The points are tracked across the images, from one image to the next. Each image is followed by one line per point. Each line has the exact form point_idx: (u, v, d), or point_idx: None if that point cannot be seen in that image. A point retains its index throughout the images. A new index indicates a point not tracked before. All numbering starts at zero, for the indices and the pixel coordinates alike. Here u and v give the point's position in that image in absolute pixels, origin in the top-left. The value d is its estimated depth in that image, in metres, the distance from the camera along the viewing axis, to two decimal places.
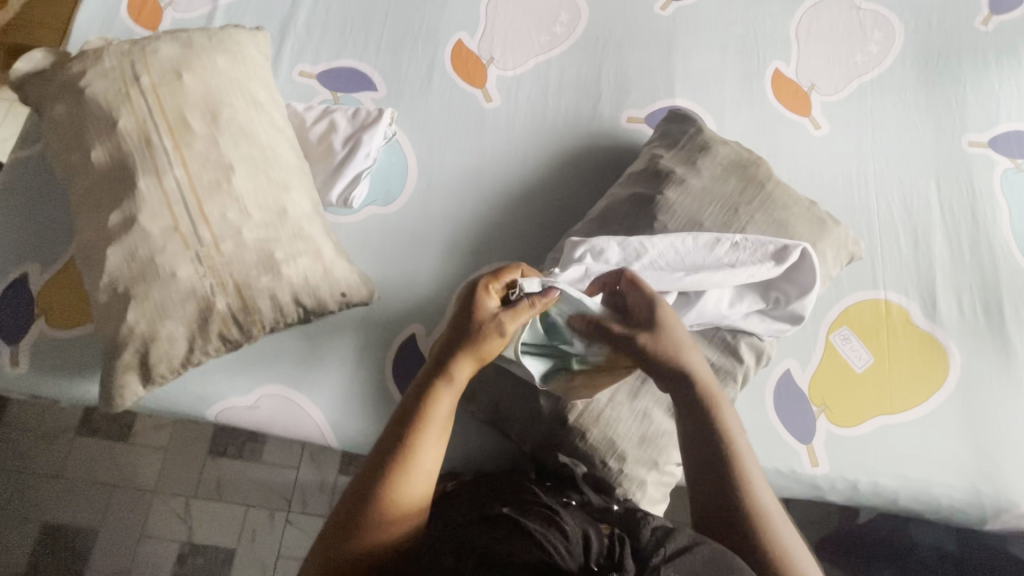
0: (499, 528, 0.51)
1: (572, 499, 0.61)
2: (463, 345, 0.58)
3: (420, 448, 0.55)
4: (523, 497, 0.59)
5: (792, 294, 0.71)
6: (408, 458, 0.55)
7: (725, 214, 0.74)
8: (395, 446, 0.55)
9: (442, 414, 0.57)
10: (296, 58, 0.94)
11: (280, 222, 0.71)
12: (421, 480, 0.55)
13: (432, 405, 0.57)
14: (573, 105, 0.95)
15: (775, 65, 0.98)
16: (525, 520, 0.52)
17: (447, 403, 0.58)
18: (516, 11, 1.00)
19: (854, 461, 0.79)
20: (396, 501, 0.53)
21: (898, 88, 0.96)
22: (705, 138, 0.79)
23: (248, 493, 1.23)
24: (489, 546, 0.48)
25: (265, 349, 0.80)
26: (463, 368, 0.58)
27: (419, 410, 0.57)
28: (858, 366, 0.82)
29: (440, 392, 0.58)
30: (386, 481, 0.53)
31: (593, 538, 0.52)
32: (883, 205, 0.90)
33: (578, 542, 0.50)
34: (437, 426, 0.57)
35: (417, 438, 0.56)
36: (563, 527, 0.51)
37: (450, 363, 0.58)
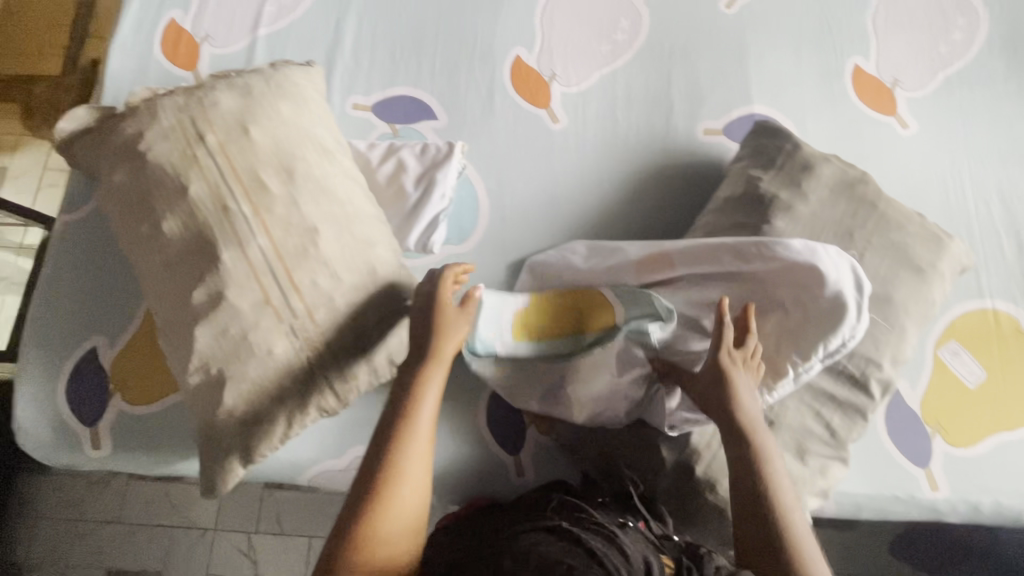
0: (553, 539, 0.51)
1: (626, 519, 0.60)
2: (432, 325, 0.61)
3: (420, 412, 0.59)
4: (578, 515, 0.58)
5: (813, 286, 0.61)
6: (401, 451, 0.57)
7: (839, 240, 0.70)
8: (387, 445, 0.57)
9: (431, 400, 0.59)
10: (348, 89, 0.88)
11: (371, 283, 0.67)
12: (409, 472, 0.57)
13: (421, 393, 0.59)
14: (644, 121, 0.90)
15: (855, 60, 0.92)
16: (585, 537, 0.51)
17: (436, 384, 0.60)
18: (573, 21, 0.94)
19: (976, 483, 0.76)
20: (401, 476, 0.56)
21: (986, 80, 0.91)
22: (805, 155, 0.74)
23: (313, 524, 1.19)
24: (551, 556, 0.47)
25: (354, 411, 0.75)
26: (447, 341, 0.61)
27: (408, 400, 0.59)
28: (971, 382, 0.79)
29: (428, 378, 0.60)
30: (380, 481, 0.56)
31: (655, 566, 0.52)
32: (982, 206, 0.85)
33: (638, 563, 0.51)
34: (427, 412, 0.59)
35: (416, 403, 0.59)
36: (625, 548, 0.52)
37: (431, 343, 0.61)
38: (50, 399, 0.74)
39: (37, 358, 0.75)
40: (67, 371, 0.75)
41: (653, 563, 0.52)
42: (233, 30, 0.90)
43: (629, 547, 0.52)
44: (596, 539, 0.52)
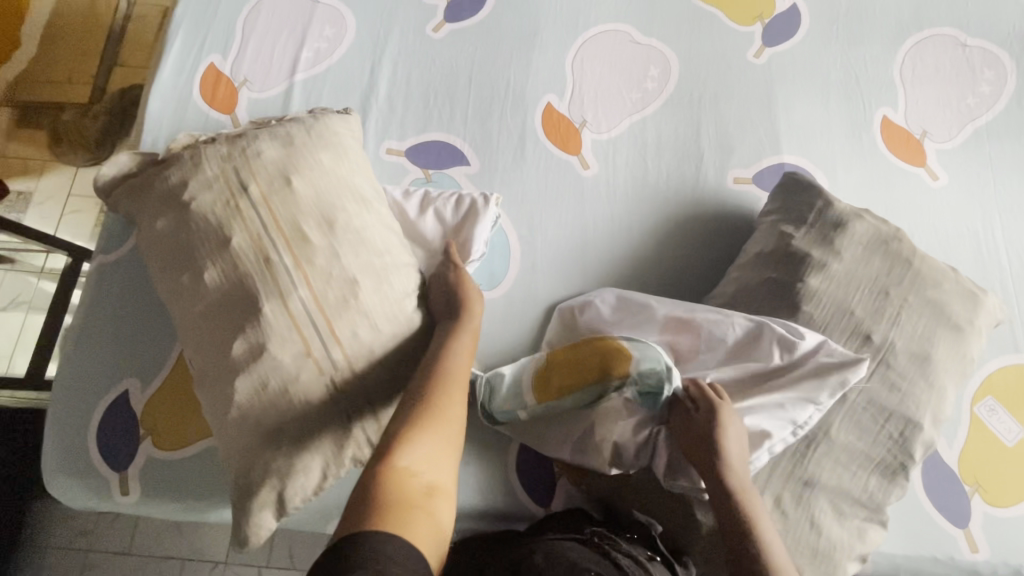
0: (582, 548, 0.57)
1: (653, 554, 0.64)
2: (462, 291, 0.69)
3: (455, 342, 0.64)
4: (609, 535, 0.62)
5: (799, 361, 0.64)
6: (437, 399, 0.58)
7: (876, 298, 0.69)
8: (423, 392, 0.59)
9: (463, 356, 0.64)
10: (382, 134, 0.89)
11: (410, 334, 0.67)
12: (444, 417, 0.57)
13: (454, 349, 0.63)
14: (674, 168, 0.91)
15: (883, 111, 0.93)
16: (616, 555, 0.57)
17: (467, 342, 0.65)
18: (603, 68, 0.96)
19: (1016, 544, 0.75)
20: (444, 383, 0.60)
21: (1014, 132, 0.91)
22: (839, 211, 0.74)
23: None
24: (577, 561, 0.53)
25: None
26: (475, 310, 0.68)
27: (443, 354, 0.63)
28: (1008, 440, 0.78)
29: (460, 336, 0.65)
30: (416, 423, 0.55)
31: None
32: (1014, 259, 0.85)
33: None
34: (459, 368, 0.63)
35: (451, 338, 0.65)
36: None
37: (460, 307, 0.68)
38: (81, 443, 0.74)
39: (69, 401, 0.75)
40: (98, 415, 0.75)
41: None
42: (271, 75, 0.91)
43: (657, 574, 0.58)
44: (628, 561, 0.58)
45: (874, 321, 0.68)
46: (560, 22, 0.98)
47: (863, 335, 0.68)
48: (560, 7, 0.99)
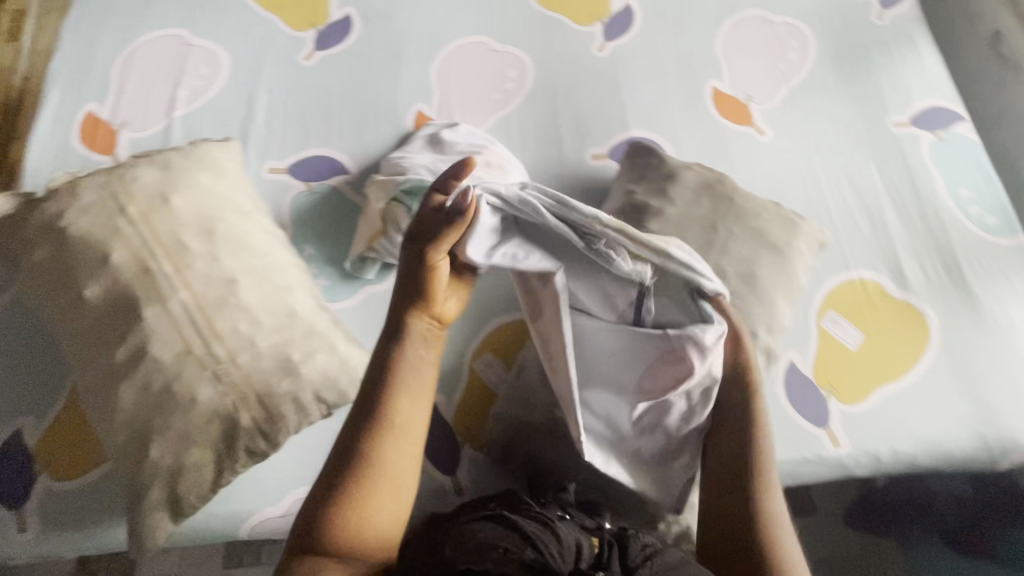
0: (492, 526, 0.56)
1: (567, 513, 0.64)
2: (412, 275, 0.61)
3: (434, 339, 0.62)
4: (520, 506, 0.62)
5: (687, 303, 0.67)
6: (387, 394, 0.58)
7: (705, 233, 0.79)
8: (373, 386, 0.59)
9: (415, 351, 0.60)
10: (264, 155, 0.95)
11: (290, 323, 0.72)
12: (411, 427, 0.58)
13: (406, 341, 0.60)
14: (538, 153, 1.00)
15: (712, 84, 1.06)
16: (519, 521, 0.56)
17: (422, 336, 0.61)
18: (466, 76, 1.05)
19: (872, 434, 0.84)
20: (416, 381, 0.60)
21: (822, 87, 1.06)
22: (669, 167, 0.85)
23: None
24: (484, 542, 0.52)
25: (291, 453, 0.77)
26: (430, 297, 0.62)
27: (393, 350, 0.60)
28: (851, 344, 0.88)
29: (411, 331, 0.61)
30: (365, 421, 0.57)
31: (586, 548, 0.56)
32: (836, 192, 0.98)
33: (570, 545, 0.55)
34: (410, 364, 0.60)
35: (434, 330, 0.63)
36: (558, 533, 0.56)
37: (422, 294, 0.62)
38: None
39: None
40: None
41: (583, 543, 0.56)
42: (150, 115, 0.96)
43: (561, 531, 0.56)
44: (531, 524, 0.57)
45: (705, 252, 0.77)
46: (423, 39, 1.08)
47: None
48: (421, 27, 1.09)
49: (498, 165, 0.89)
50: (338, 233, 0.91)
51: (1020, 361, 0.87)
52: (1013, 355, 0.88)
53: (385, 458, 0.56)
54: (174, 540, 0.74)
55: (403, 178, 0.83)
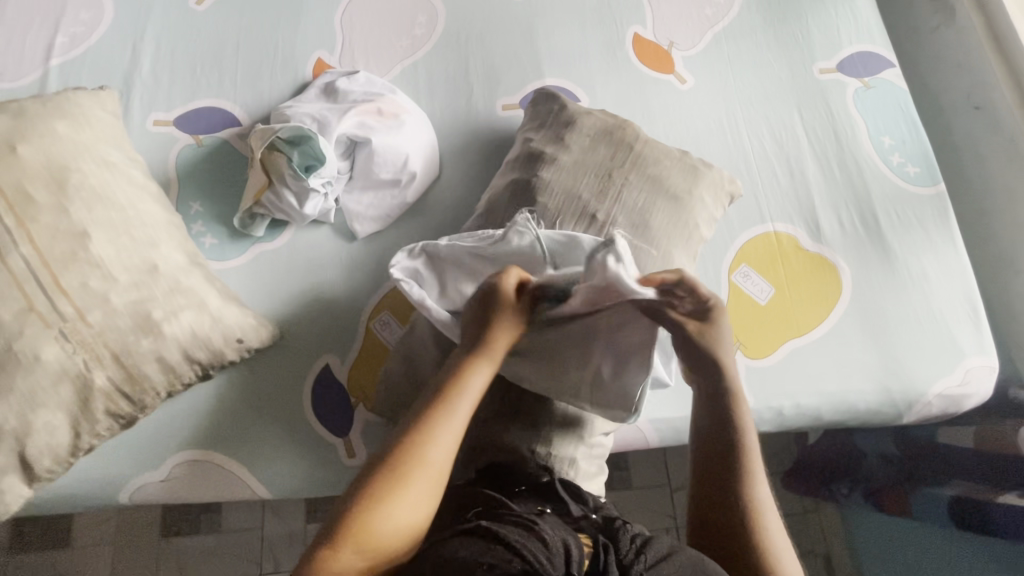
0: (475, 541, 0.47)
1: (547, 507, 0.58)
2: (499, 308, 0.57)
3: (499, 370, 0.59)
4: (499, 509, 0.55)
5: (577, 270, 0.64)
6: (444, 413, 0.54)
7: (599, 182, 0.75)
8: (432, 400, 0.54)
9: (477, 382, 0.56)
10: (149, 107, 0.89)
11: (152, 279, 0.68)
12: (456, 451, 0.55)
13: (473, 369, 0.56)
14: (446, 104, 0.94)
15: (633, 29, 1.01)
16: (502, 531, 0.48)
17: (488, 369, 0.57)
18: (371, 21, 0.99)
19: (778, 389, 0.82)
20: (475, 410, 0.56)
21: (748, 33, 1.01)
22: (570, 113, 0.80)
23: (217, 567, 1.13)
24: (468, 566, 0.44)
25: (170, 417, 0.74)
26: (502, 337, 0.57)
27: (458, 371, 0.56)
28: (762, 299, 0.86)
29: (480, 358, 0.57)
30: (418, 429, 0.53)
31: (574, 548, 0.49)
32: (757, 142, 0.94)
33: (559, 549, 0.48)
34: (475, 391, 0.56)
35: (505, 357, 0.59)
36: (545, 535, 0.49)
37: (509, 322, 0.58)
38: None
39: None
40: None
41: (572, 545, 0.49)
42: (24, 64, 0.89)
43: (549, 534, 0.49)
44: (513, 531, 0.49)
45: (598, 201, 0.74)
46: None
47: (589, 216, 0.73)
48: None
49: (392, 114, 0.84)
50: (227, 189, 0.86)
51: (931, 313, 0.85)
52: (925, 306, 0.85)
53: (425, 484, 0.52)
54: (43, 507, 0.71)
55: (281, 126, 0.79)
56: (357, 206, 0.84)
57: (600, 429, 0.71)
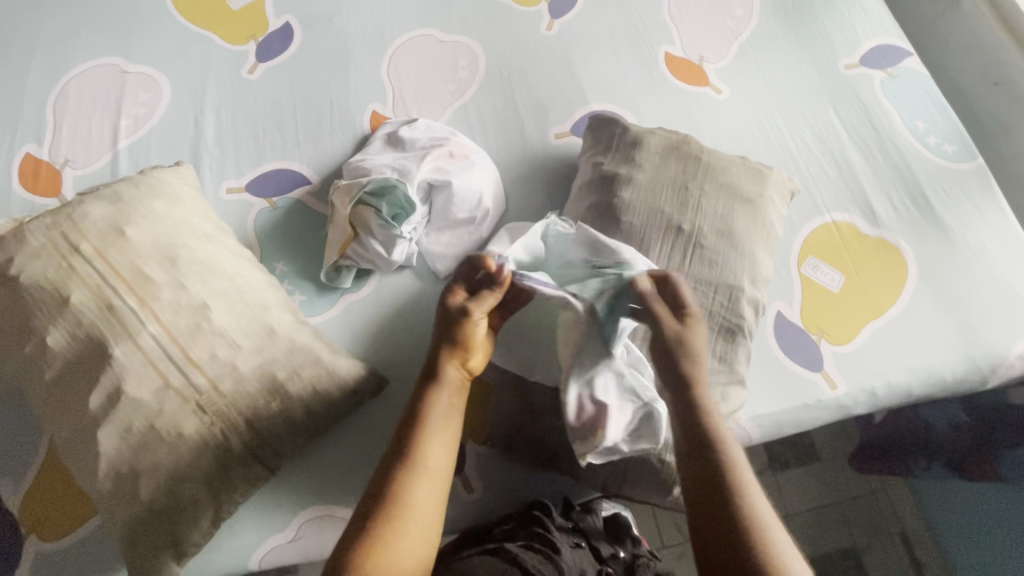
0: (492, 560, 0.57)
1: (581, 540, 0.69)
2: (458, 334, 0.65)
3: (454, 377, 0.64)
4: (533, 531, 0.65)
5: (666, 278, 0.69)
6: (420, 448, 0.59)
7: (678, 195, 0.79)
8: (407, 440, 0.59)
9: (443, 409, 0.62)
10: (219, 176, 0.92)
11: (271, 341, 0.69)
12: (434, 467, 0.59)
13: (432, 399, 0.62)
14: (502, 139, 0.98)
15: (664, 49, 1.06)
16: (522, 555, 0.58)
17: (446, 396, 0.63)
18: (417, 70, 1.03)
19: (865, 371, 0.85)
20: (439, 424, 0.61)
21: (771, 40, 1.07)
22: (634, 134, 0.84)
23: None
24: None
25: (292, 478, 0.74)
26: (450, 363, 0.64)
27: (419, 408, 0.61)
28: (835, 287, 0.89)
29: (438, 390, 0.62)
30: (399, 474, 0.57)
31: None
32: (799, 140, 0.99)
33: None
34: (442, 406, 0.62)
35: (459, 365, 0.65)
36: (558, 566, 0.59)
37: (451, 337, 0.65)
38: None
39: None
40: None
41: None
42: (93, 149, 0.92)
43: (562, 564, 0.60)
44: (534, 558, 0.59)
45: (681, 213, 0.77)
46: (368, 39, 1.05)
47: (675, 228, 0.77)
48: (364, 26, 1.06)
49: (463, 155, 0.87)
50: (307, 246, 0.88)
51: (995, 279, 0.89)
52: (990, 274, 0.89)
53: (414, 512, 0.56)
54: None
55: (366, 180, 0.81)
56: (437, 246, 0.87)
57: None
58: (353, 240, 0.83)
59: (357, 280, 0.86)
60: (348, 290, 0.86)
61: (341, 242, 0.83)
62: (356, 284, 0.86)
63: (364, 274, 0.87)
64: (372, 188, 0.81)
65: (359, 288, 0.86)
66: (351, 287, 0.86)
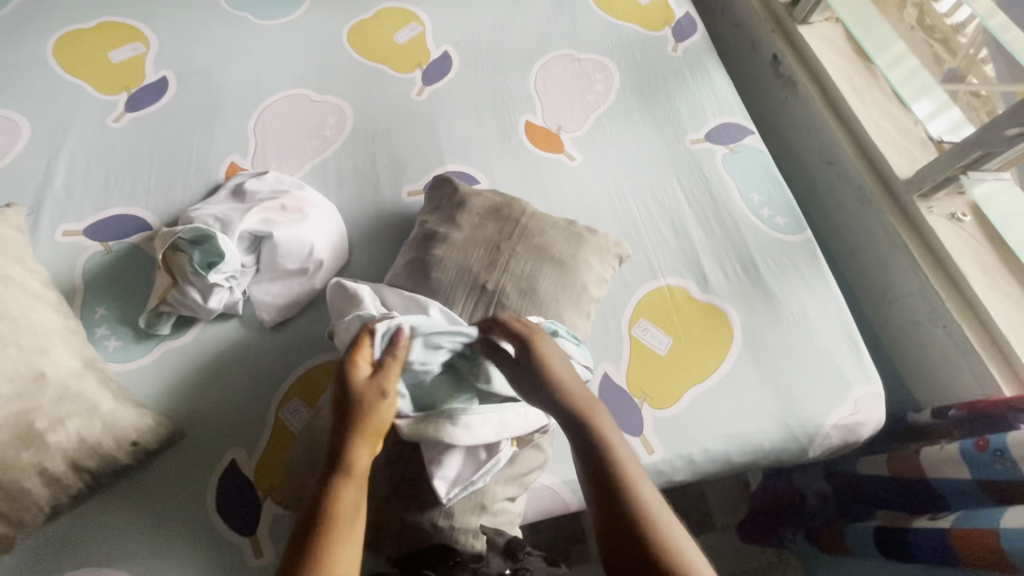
0: None
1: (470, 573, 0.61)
2: (347, 416, 0.58)
3: (358, 461, 0.57)
4: None
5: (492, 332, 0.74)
6: (327, 560, 0.52)
7: (489, 255, 0.81)
8: (308, 556, 0.52)
9: (349, 505, 0.55)
10: (59, 219, 0.92)
11: (38, 388, 0.67)
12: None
13: (336, 499, 0.55)
14: (354, 194, 1.01)
15: (525, 117, 1.12)
16: None
17: (354, 490, 0.56)
18: (283, 126, 1.07)
19: (685, 437, 0.85)
20: (346, 521, 0.54)
21: (626, 113, 1.14)
22: (461, 195, 0.88)
23: None
24: None
25: (56, 538, 0.70)
26: (359, 451, 0.57)
27: (321, 513, 0.54)
28: (661, 350, 0.90)
29: (341, 484, 0.56)
30: None
31: None
32: (642, 207, 1.03)
33: None
34: (348, 500, 0.55)
35: (361, 449, 0.58)
36: None
37: (355, 417, 0.58)
38: None
39: None
40: None
41: None
42: None
43: None
44: None
45: (487, 273, 0.79)
46: (240, 95, 1.10)
47: (479, 287, 0.78)
48: (239, 83, 1.11)
49: (296, 208, 0.89)
50: (133, 291, 0.87)
51: (815, 347, 0.91)
52: (810, 342, 0.92)
53: None
54: None
55: (182, 228, 0.82)
56: (263, 296, 0.87)
57: (502, 495, 0.72)
58: (167, 288, 0.83)
59: (178, 329, 0.85)
60: (165, 339, 0.84)
61: (159, 290, 0.83)
62: (175, 331, 0.85)
63: (186, 322, 0.86)
64: (187, 237, 0.82)
65: (178, 336, 0.85)
66: (169, 335, 0.85)
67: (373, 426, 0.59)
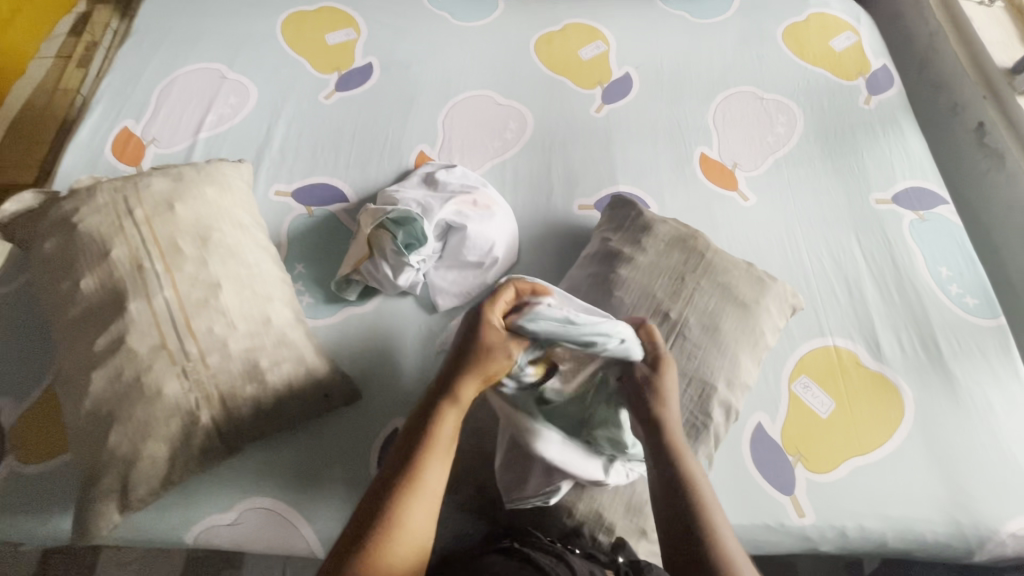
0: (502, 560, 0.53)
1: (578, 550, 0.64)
2: (466, 364, 0.59)
3: (468, 391, 0.59)
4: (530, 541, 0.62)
5: None
6: (417, 475, 0.56)
7: (673, 283, 0.82)
8: (403, 469, 0.56)
9: (448, 432, 0.58)
10: (273, 179, 1.03)
11: (264, 330, 0.75)
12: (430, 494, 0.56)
13: (439, 423, 0.58)
14: (528, 199, 1.05)
15: (701, 149, 1.11)
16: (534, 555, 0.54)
17: (456, 421, 0.59)
18: (469, 123, 1.13)
19: (839, 507, 0.81)
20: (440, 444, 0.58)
21: (808, 161, 1.10)
22: (646, 219, 0.89)
23: None
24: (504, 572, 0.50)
25: (249, 464, 0.78)
26: (470, 386, 0.59)
27: (425, 431, 0.58)
28: (823, 412, 0.87)
29: (445, 417, 0.58)
30: (393, 496, 0.55)
31: None
32: (814, 258, 1.00)
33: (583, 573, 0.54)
34: (447, 427, 0.59)
35: (470, 382, 0.59)
36: (572, 564, 0.55)
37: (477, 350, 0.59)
38: None
39: None
40: None
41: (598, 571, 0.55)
42: (177, 134, 1.05)
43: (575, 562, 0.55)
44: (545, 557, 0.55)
45: (671, 301, 0.80)
46: (434, 89, 1.17)
47: (662, 313, 0.80)
48: (433, 78, 1.19)
49: (485, 205, 0.94)
50: (330, 256, 0.96)
51: (997, 445, 0.85)
52: (993, 440, 0.85)
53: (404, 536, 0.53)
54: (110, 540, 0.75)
55: (391, 209, 0.90)
56: (442, 282, 0.92)
57: None
58: (365, 259, 0.90)
59: (362, 296, 0.92)
60: (352, 306, 0.92)
61: (356, 260, 0.90)
62: (361, 297, 0.92)
63: (371, 293, 0.93)
64: (392, 216, 0.89)
65: (362, 304, 0.92)
66: (356, 301, 0.92)
67: (490, 369, 0.59)
